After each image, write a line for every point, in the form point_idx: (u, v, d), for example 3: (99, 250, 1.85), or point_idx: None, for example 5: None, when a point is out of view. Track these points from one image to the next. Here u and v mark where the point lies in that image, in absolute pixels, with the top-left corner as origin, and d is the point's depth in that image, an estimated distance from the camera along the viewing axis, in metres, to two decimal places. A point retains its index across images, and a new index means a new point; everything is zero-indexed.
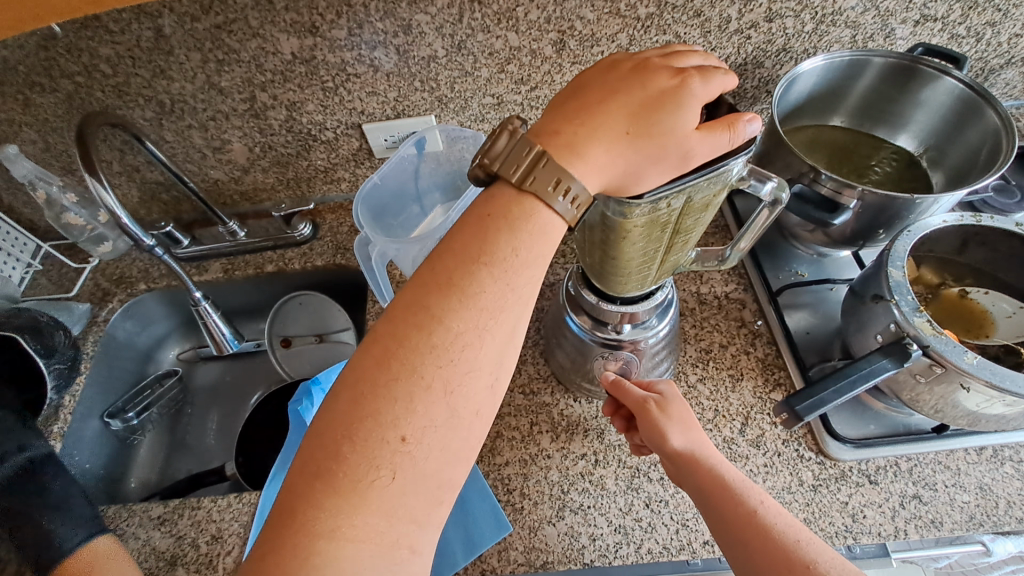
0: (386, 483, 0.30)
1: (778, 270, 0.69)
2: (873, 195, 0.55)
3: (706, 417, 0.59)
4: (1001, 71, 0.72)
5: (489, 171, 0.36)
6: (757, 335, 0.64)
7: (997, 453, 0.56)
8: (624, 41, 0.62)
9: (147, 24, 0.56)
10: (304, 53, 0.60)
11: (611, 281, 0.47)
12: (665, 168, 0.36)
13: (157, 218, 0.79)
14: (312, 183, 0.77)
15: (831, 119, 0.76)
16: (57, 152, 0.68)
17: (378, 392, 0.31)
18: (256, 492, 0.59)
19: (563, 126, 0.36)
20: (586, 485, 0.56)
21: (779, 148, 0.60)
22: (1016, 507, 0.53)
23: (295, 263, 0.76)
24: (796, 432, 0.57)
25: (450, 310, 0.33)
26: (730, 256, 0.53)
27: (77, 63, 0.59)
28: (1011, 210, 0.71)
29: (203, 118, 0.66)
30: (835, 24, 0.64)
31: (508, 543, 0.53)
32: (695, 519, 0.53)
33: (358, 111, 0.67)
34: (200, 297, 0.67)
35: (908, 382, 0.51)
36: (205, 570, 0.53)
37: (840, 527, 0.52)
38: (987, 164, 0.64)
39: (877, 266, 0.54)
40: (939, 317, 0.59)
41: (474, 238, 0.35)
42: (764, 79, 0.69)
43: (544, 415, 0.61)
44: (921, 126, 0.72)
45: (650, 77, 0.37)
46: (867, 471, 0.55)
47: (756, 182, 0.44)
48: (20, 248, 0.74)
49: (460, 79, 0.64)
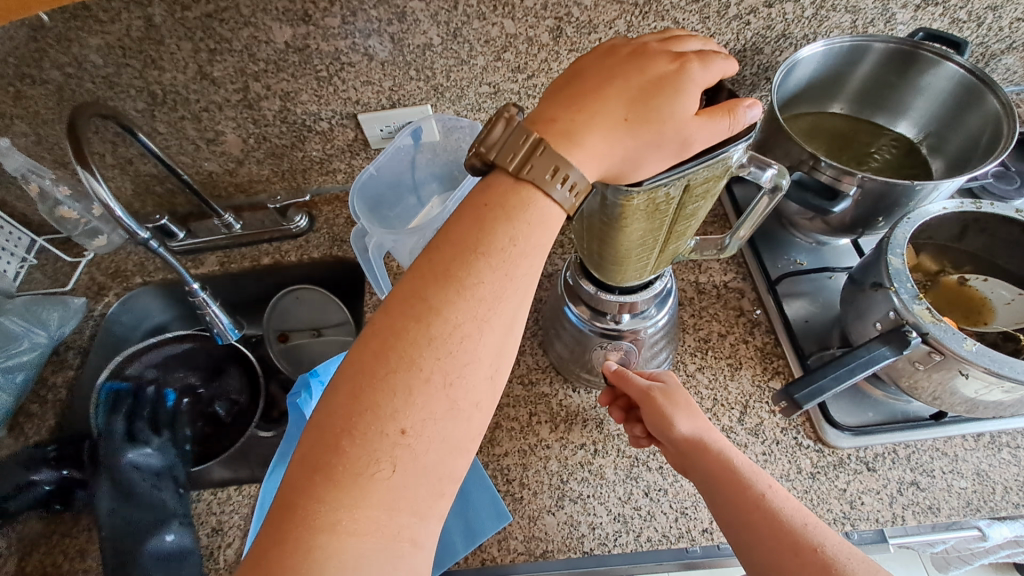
0: (387, 476, 0.30)
1: (777, 259, 0.68)
2: (873, 181, 0.55)
3: (705, 406, 0.59)
4: (1002, 56, 0.72)
5: (485, 159, 0.35)
6: (756, 324, 0.64)
7: (995, 439, 0.57)
8: (622, 28, 0.61)
9: (137, 13, 0.55)
10: (297, 42, 0.59)
11: (610, 271, 0.46)
12: (665, 155, 0.36)
13: (152, 211, 0.79)
14: (307, 175, 0.76)
15: (831, 105, 0.76)
16: (49, 145, 0.67)
17: (378, 384, 0.31)
18: (256, 484, 0.60)
19: (560, 113, 0.35)
20: (586, 474, 0.56)
21: (777, 135, 0.60)
22: (1013, 492, 0.53)
23: (292, 255, 0.75)
24: (795, 420, 0.58)
25: (447, 301, 0.33)
26: (729, 244, 0.52)
27: (67, 54, 0.58)
28: (1010, 196, 0.71)
29: (196, 109, 0.65)
30: (835, 9, 0.63)
31: (508, 533, 0.53)
32: (694, 507, 0.53)
33: (353, 101, 0.66)
34: (196, 289, 0.66)
35: (907, 369, 0.51)
36: (205, 562, 0.55)
37: (839, 514, 0.53)
38: (988, 150, 0.63)
39: (876, 254, 0.54)
40: (939, 305, 0.59)
41: (472, 228, 0.34)
42: (763, 66, 0.68)
43: (544, 406, 0.61)
44: (922, 113, 0.71)
45: (649, 62, 0.36)
46: (865, 458, 0.56)
47: (757, 168, 0.44)
48: (14, 243, 0.74)
49: (457, 67, 0.64)
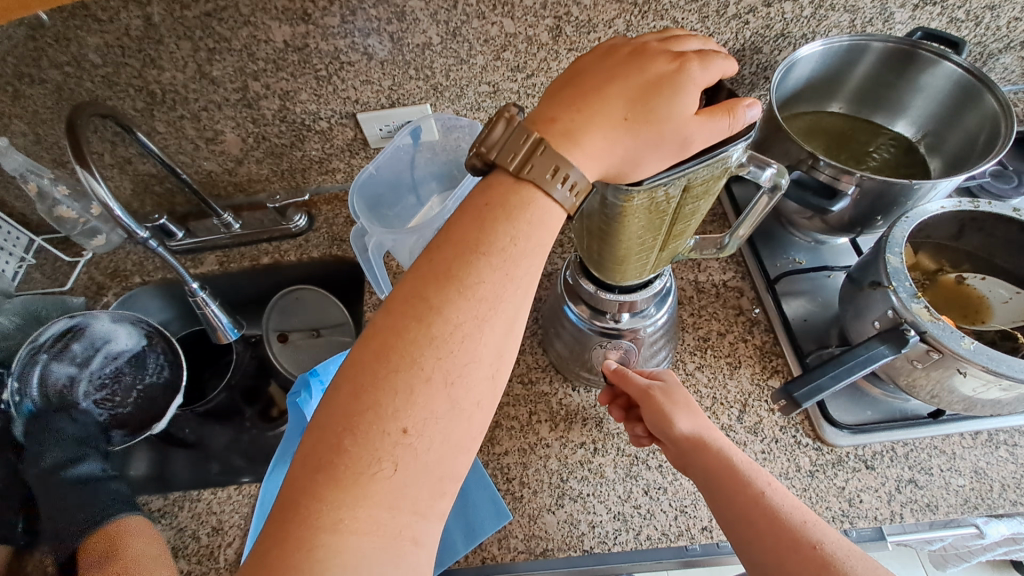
0: (388, 475, 0.30)
1: (776, 258, 0.69)
2: (872, 181, 0.55)
3: (705, 405, 0.59)
4: (1000, 56, 0.72)
5: (485, 159, 0.35)
6: (754, 323, 0.64)
7: (992, 437, 0.57)
8: (621, 27, 0.61)
9: (136, 11, 0.55)
10: (295, 41, 0.59)
11: (610, 270, 0.47)
12: (665, 154, 0.36)
13: (151, 210, 0.79)
14: (306, 174, 0.77)
15: (830, 105, 0.76)
16: (48, 144, 0.67)
17: (379, 383, 0.31)
18: (256, 483, 0.60)
19: (560, 113, 0.35)
20: (585, 473, 0.56)
21: (776, 134, 0.60)
22: (1010, 490, 0.54)
23: (292, 255, 0.75)
24: (794, 418, 0.58)
25: (448, 301, 0.33)
26: (728, 243, 0.52)
27: (65, 53, 0.58)
28: (1008, 195, 0.72)
29: (194, 108, 0.65)
30: (833, 8, 0.63)
31: (508, 531, 0.53)
32: (694, 505, 0.54)
33: (353, 100, 0.66)
34: (195, 288, 0.66)
35: (905, 367, 0.51)
36: (205, 561, 0.55)
37: (838, 512, 0.53)
38: (986, 149, 0.63)
39: (875, 252, 0.54)
40: (937, 303, 0.59)
41: (473, 227, 0.34)
42: (763, 65, 0.69)
43: (543, 405, 0.61)
44: (920, 112, 0.72)
45: (649, 61, 0.36)
46: (864, 456, 0.56)
47: (756, 168, 0.44)
48: (13, 243, 0.74)
49: (456, 67, 0.64)
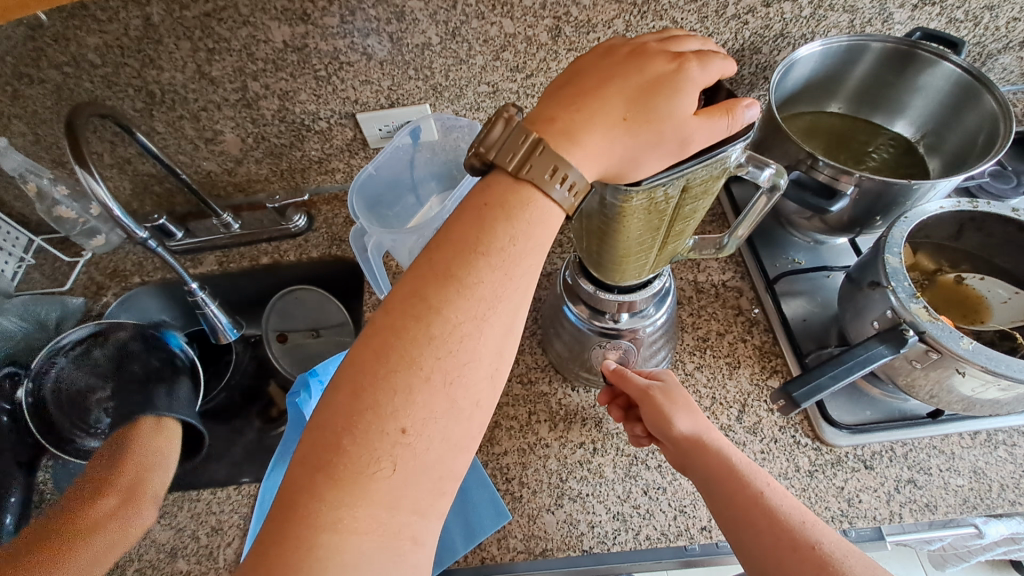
0: (387, 475, 0.30)
1: (775, 258, 0.69)
2: (871, 181, 0.55)
3: (704, 405, 0.59)
4: (999, 56, 0.72)
5: (485, 159, 0.35)
6: (754, 323, 0.65)
7: (991, 437, 0.57)
8: (620, 27, 0.61)
9: (135, 12, 0.55)
10: (295, 41, 0.59)
11: (609, 270, 0.47)
12: (664, 154, 0.36)
13: (150, 210, 0.79)
14: (306, 174, 0.77)
15: (830, 105, 0.76)
16: (47, 144, 0.67)
17: (378, 383, 0.31)
18: (255, 483, 0.60)
19: (560, 112, 0.35)
20: (585, 473, 0.56)
21: (775, 135, 0.60)
22: (1009, 490, 0.54)
23: (291, 255, 0.75)
24: (793, 418, 0.58)
25: (448, 301, 0.33)
26: (727, 244, 0.52)
27: (65, 53, 0.58)
28: (1007, 195, 0.72)
29: (194, 108, 0.65)
30: (832, 8, 0.63)
31: (508, 531, 0.53)
32: (693, 505, 0.54)
33: (352, 100, 0.66)
34: (195, 288, 0.66)
35: (904, 367, 0.51)
36: (205, 561, 0.55)
37: (837, 512, 0.53)
38: (985, 149, 0.63)
39: (874, 252, 0.54)
40: (936, 303, 0.60)
41: (472, 227, 0.34)
42: (762, 65, 0.69)
43: (542, 405, 0.61)
44: (919, 112, 0.72)
45: (648, 61, 0.37)
46: (863, 456, 0.56)
47: (755, 168, 0.44)
48: (12, 243, 0.74)
49: (455, 67, 0.64)
